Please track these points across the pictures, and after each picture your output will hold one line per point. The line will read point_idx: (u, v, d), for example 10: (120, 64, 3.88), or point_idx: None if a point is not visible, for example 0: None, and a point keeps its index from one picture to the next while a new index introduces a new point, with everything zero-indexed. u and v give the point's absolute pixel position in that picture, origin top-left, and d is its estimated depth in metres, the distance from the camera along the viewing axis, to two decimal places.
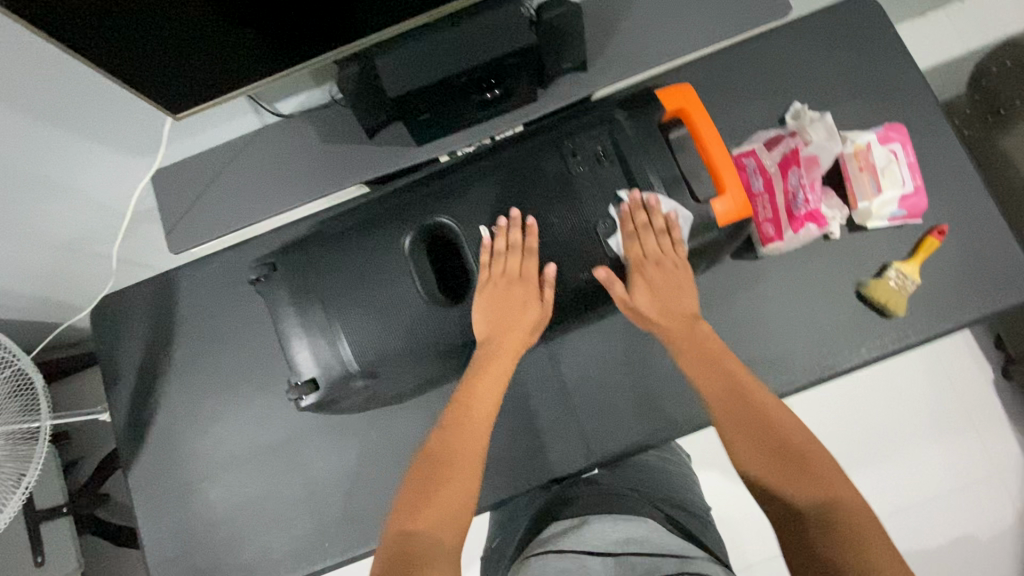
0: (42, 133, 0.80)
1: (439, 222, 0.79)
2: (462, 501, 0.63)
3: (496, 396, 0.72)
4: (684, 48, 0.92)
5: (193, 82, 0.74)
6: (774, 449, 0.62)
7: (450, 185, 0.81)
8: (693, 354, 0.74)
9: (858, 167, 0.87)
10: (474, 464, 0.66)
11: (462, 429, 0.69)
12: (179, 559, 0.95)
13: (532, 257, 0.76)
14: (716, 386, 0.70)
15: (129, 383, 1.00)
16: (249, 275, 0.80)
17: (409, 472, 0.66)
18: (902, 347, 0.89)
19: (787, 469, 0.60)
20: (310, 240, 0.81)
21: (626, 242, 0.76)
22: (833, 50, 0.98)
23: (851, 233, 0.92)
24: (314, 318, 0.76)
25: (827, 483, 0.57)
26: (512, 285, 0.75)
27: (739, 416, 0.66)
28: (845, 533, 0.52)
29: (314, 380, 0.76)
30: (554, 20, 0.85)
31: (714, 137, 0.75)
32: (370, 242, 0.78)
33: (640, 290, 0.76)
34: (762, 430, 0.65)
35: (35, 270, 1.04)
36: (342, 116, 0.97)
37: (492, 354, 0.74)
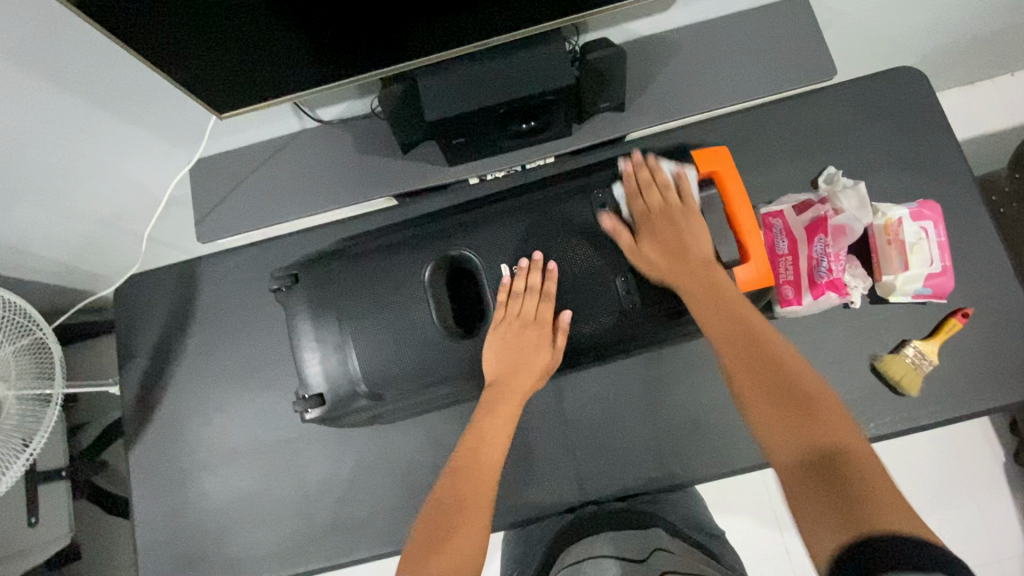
0: (93, 116, 0.83)
1: (460, 254, 0.80)
2: (474, 548, 0.63)
3: (504, 440, 0.74)
4: (722, 100, 0.93)
5: (241, 85, 0.76)
6: (780, 389, 0.58)
7: (476, 218, 0.82)
8: (703, 295, 0.70)
9: (886, 241, 0.86)
10: (484, 510, 0.67)
11: (472, 476, 0.70)
12: (166, 543, 0.96)
13: (549, 301, 0.76)
14: (726, 328, 0.66)
15: (142, 362, 1.02)
16: (270, 282, 0.82)
17: (420, 519, 0.67)
18: (911, 427, 0.87)
19: (790, 413, 0.56)
20: (333, 255, 0.82)
21: (632, 201, 0.79)
22: (874, 118, 0.97)
23: (872, 306, 0.91)
24: (329, 334, 0.78)
25: (833, 432, 0.53)
26: (527, 328, 0.76)
27: (750, 360, 0.62)
28: (845, 483, 0.48)
29: (321, 393, 0.78)
30: (598, 62, 0.86)
31: (743, 200, 0.77)
32: (391, 265, 0.79)
33: (647, 237, 0.75)
34: (772, 377, 0.60)
35: (68, 241, 1.07)
36: (380, 130, 0.99)
37: (502, 395, 0.75)
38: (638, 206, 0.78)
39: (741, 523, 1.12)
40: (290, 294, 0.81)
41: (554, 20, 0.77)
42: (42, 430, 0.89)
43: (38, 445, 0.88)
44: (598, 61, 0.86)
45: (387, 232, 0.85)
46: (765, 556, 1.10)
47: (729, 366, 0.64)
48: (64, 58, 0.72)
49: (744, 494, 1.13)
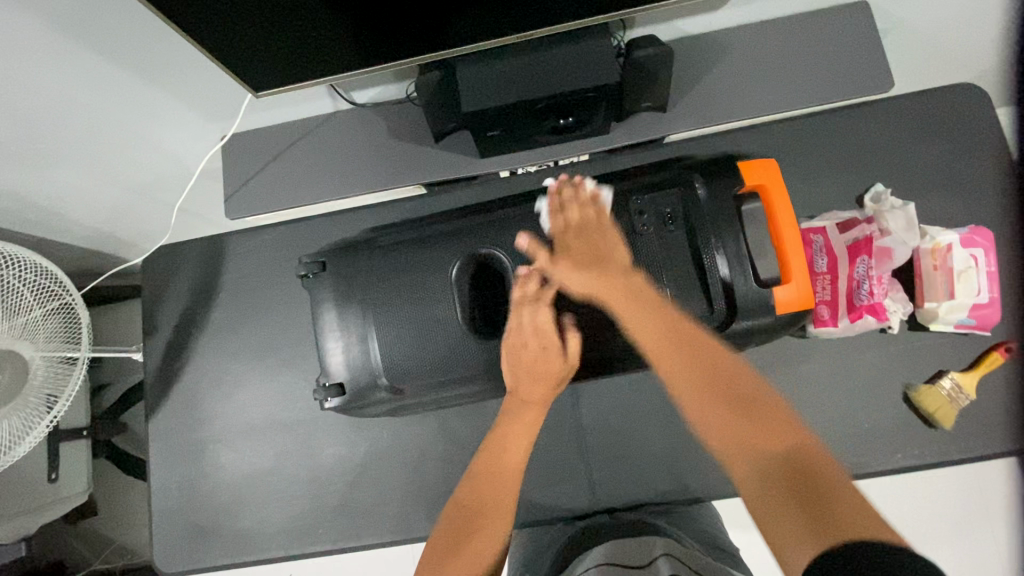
0: (132, 85, 0.84)
1: (489, 254, 0.78)
2: (492, 552, 0.64)
3: (525, 447, 0.73)
4: (770, 108, 0.89)
5: (279, 65, 0.75)
6: (714, 393, 0.57)
7: (509, 215, 0.79)
8: (630, 301, 0.67)
9: (933, 266, 0.83)
10: (503, 512, 0.68)
11: (491, 481, 0.71)
12: (180, 512, 0.98)
13: (551, 310, 0.72)
14: (660, 335, 0.63)
15: (165, 334, 1.03)
16: (298, 268, 0.82)
17: (440, 524, 0.69)
18: (940, 461, 0.84)
19: (738, 419, 0.55)
20: (362, 245, 0.81)
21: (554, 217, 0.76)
22: (928, 136, 0.93)
23: (910, 332, 0.87)
24: (353, 324, 0.77)
25: (783, 432, 0.53)
26: (531, 341, 0.72)
27: (683, 371, 0.60)
28: (806, 489, 0.48)
29: (342, 383, 0.77)
30: (643, 60, 0.82)
31: (785, 209, 0.72)
32: (418, 260, 0.77)
33: (565, 251, 0.72)
34: (707, 375, 0.59)
35: (101, 208, 1.08)
36: (414, 117, 0.98)
37: (521, 404, 0.74)
38: (558, 220, 0.76)
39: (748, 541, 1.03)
40: (317, 281, 0.80)
41: (602, 15, 0.74)
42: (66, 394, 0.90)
43: (61, 408, 0.89)
44: (645, 59, 0.82)
45: (417, 225, 0.84)
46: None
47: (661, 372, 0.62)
48: (107, 26, 0.72)
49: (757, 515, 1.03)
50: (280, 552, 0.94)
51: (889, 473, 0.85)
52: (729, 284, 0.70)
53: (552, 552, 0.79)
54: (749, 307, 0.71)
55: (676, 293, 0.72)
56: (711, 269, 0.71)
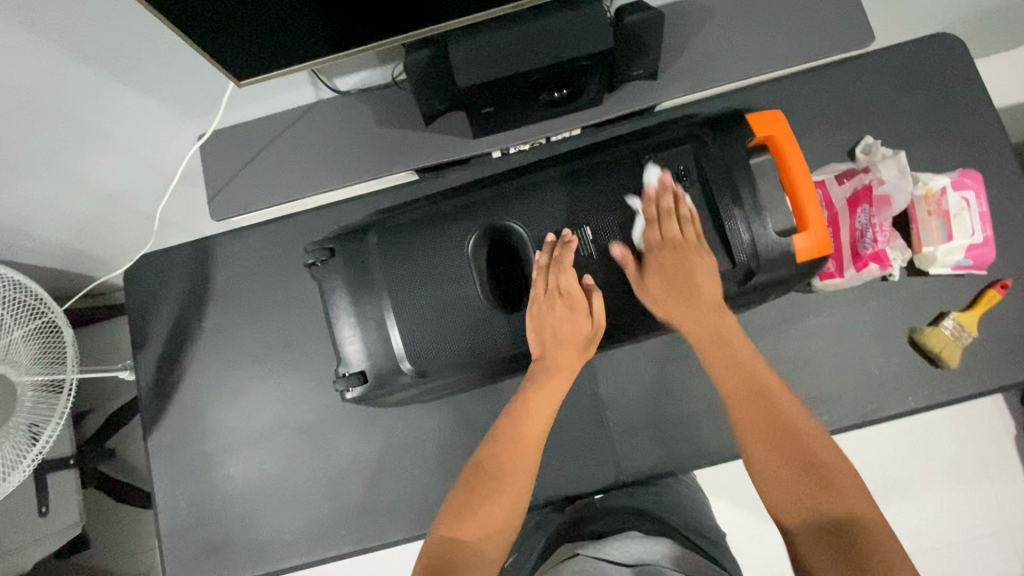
0: (100, 82, 0.78)
1: (506, 227, 0.77)
2: (505, 519, 0.64)
3: (550, 414, 0.72)
4: (760, 68, 0.90)
5: (264, 48, 0.71)
6: (785, 446, 0.60)
7: (520, 186, 0.78)
8: (722, 353, 0.69)
9: (928, 211, 0.85)
10: (522, 486, 0.67)
11: (515, 448, 0.69)
12: (191, 529, 0.94)
13: (568, 275, 0.72)
14: (742, 391, 0.66)
15: (156, 347, 0.98)
16: (305, 257, 0.79)
17: (459, 480, 0.68)
18: (950, 399, 0.86)
19: (803, 478, 0.57)
20: (370, 228, 0.78)
21: (644, 229, 0.73)
22: (909, 87, 0.95)
23: (910, 277, 0.89)
24: (370, 310, 0.75)
25: (852, 505, 0.54)
26: (557, 305, 0.73)
27: (761, 423, 0.62)
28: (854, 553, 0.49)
29: (362, 372, 0.75)
30: (634, 25, 0.80)
31: (797, 157, 0.71)
32: (433, 238, 0.76)
33: (655, 273, 0.72)
34: (784, 434, 0.61)
35: (73, 221, 1.02)
36: (401, 101, 0.95)
37: (550, 370, 0.73)
38: (652, 233, 0.72)
39: (727, 507, 1.09)
40: (326, 269, 0.78)
41: None
42: (53, 422, 0.84)
43: (48, 439, 0.83)
44: (635, 25, 0.80)
45: (423, 203, 0.82)
46: (750, 550, 1.08)
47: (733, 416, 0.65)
48: (74, 17, 0.67)
49: (732, 481, 1.10)
50: (303, 558, 0.90)
51: (902, 415, 0.87)
52: (750, 238, 0.71)
53: (552, 531, 0.79)
54: (768, 257, 0.71)
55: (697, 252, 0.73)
56: (730, 225, 0.71)
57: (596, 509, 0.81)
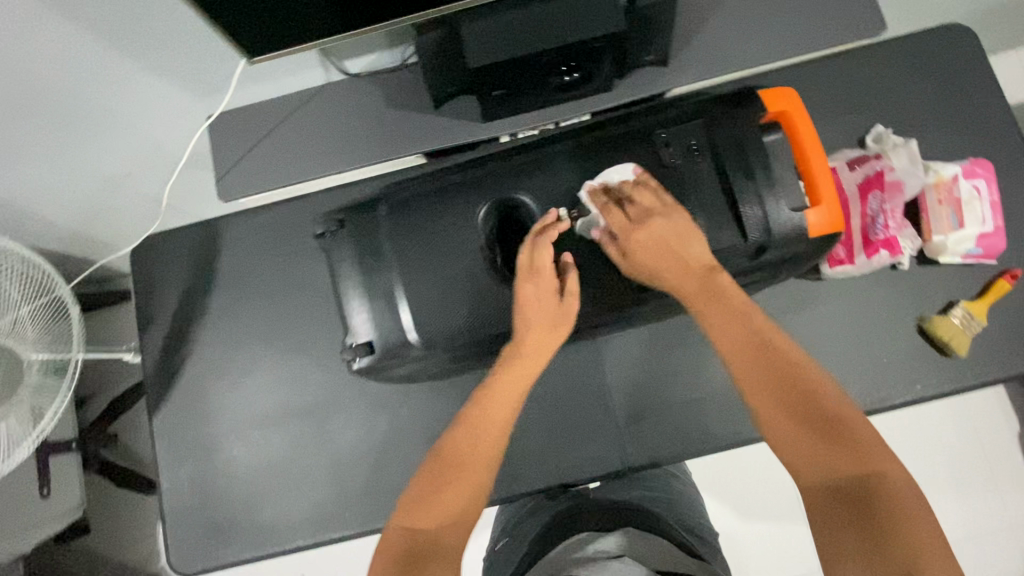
0: (107, 55, 0.77)
1: (516, 200, 0.77)
2: (465, 503, 0.63)
3: (516, 398, 0.71)
4: (771, 54, 0.89)
5: (275, 22, 0.71)
6: (790, 403, 0.59)
7: (530, 160, 0.78)
8: (712, 301, 0.68)
9: (938, 199, 0.85)
10: (483, 472, 0.66)
11: (477, 431, 0.68)
12: (194, 510, 0.93)
13: (543, 251, 0.72)
14: (749, 356, 0.63)
15: (161, 328, 0.98)
16: (315, 228, 0.80)
17: (420, 470, 0.67)
18: (959, 388, 0.86)
19: (815, 440, 0.56)
20: (380, 200, 0.79)
21: (606, 213, 0.72)
22: (921, 77, 0.95)
23: (919, 266, 0.89)
24: (379, 282, 0.75)
25: (863, 452, 0.54)
26: (528, 285, 0.71)
27: (777, 397, 0.60)
28: (864, 502, 0.50)
29: (370, 344, 0.75)
30: (645, 9, 0.82)
31: (810, 134, 0.71)
32: (443, 209, 0.76)
33: (638, 252, 0.71)
34: (787, 387, 0.60)
35: (77, 201, 1.01)
36: (411, 84, 0.95)
37: (517, 355, 0.72)
38: (612, 215, 0.72)
39: (728, 502, 1.09)
40: (335, 240, 0.78)
41: None
42: (58, 400, 0.81)
43: (52, 418, 0.80)
44: (647, 10, 0.82)
45: (433, 176, 0.82)
46: (750, 550, 1.08)
47: (741, 378, 0.63)
48: None
49: (729, 476, 1.10)
50: (306, 540, 0.90)
51: (911, 404, 0.87)
52: (762, 213, 0.70)
53: (545, 521, 0.80)
54: (780, 233, 0.70)
55: (708, 225, 0.71)
56: (742, 198, 0.70)
57: (585, 503, 0.80)
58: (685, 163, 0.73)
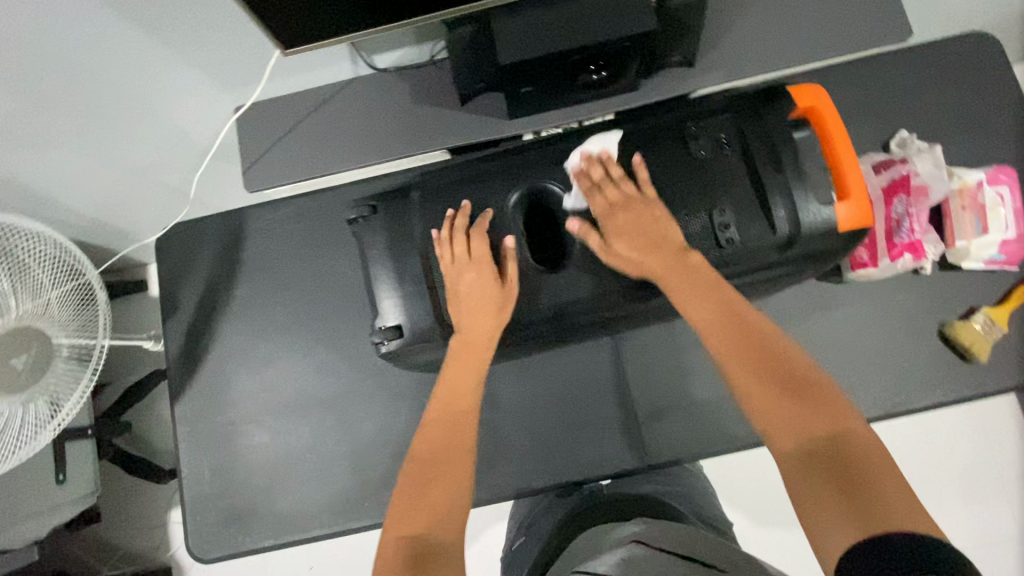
0: (142, 45, 0.78)
1: (545, 187, 0.81)
2: (454, 497, 0.60)
3: (475, 383, 0.72)
4: (798, 57, 0.90)
5: (314, 16, 0.71)
6: (764, 370, 0.58)
7: (560, 151, 0.82)
8: (687, 282, 0.68)
9: (962, 205, 0.85)
10: (463, 462, 0.64)
11: (448, 427, 0.67)
12: (214, 497, 0.94)
13: (478, 237, 0.76)
14: (724, 331, 0.62)
15: (185, 317, 0.99)
16: (347, 214, 0.82)
17: (399, 480, 0.63)
18: (980, 394, 0.86)
19: (792, 406, 0.55)
20: (414, 187, 0.82)
21: (588, 200, 0.76)
22: (945, 84, 0.95)
23: (942, 272, 0.89)
24: (410, 266, 0.78)
25: (838, 416, 0.52)
26: (464, 271, 0.76)
27: (747, 363, 0.59)
28: (841, 466, 0.49)
29: (399, 326, 0.77)
30: (678, 10, 0.81)
31: (840, 130, 0.71)
32: (476, 196, 0.80)
33: (615, 232, 0.73)
34: (761, 355, 0.59)
35: (104, 189, 1.02)
36: (438, 80, 0.96)
37: (469, 342, 0.74)
38: (594, 201, 0.76)
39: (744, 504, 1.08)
40: (366, 225, 0.81)
41: None
42: (75, 395, 0.82)
43: (66, 414, 0.81)
44: (678, 10, 0.81)
45: (463, 164, 0.84)
46: (767, 555, 1.06)
47: (718, 351, 0.62)
48: None
49: (743, 479, 1.09)
50: (325, 529, 0.91)
51: (930, 408, 0.87)
52: (791, 207, 0.71)
53: (560, 515, 0.79)
54: (809, 229, 0.71)
55: (737, 216, 0.72)
56: (771, 191, 0.71)
57: (599, 498, 0.80)
58: (713, 154, 0.74)
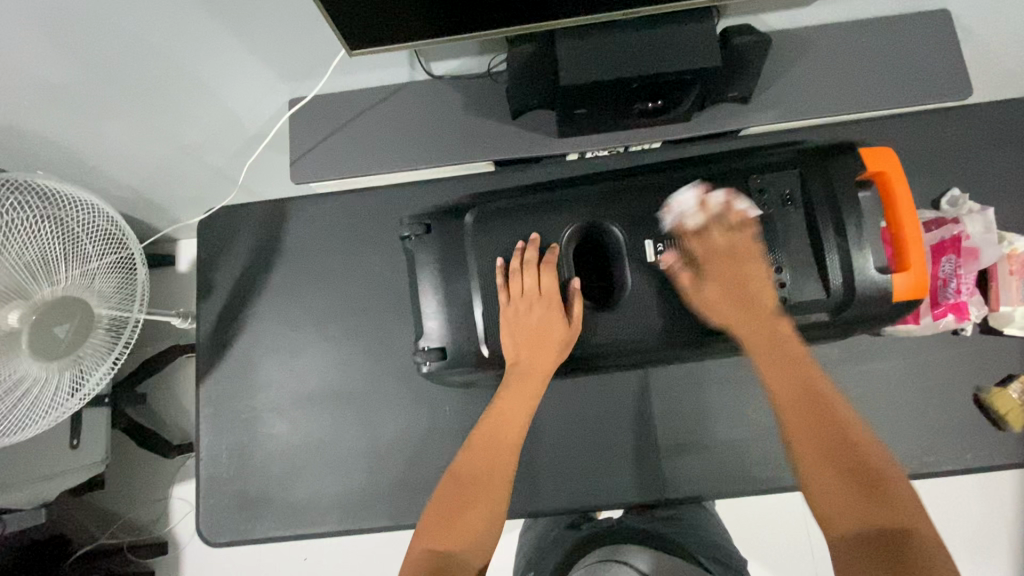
0: (216, 35, 0.78)
1: (603, 227, 0.79)
2: (487, 524, 0.64)
3: (525, 418, 0.73)
4: (858, 106, 0.89)
5: (389, 22, 0.72)
6: (833, 453, 0.60)
7: (619, 187, 0.80)
8: (772, 351, 0.69)
9: (1010, 270, 0.83)
10: (500, 494, 0.67)
11: (490, 457, 0.70)
12: (229, 481, 0.95)
13: (550, 271, 0.76)
14: (796, 400, 0.65)
15: (219, 300, 1.00)
16: (401, 229, 0.83)
17: (436, 493, 0.68)
18: (1010, 464, 0.85)
19: (857, 492, 0.57)
20: (469, 208, 0.82)
21: (691, 239, 0.75)
22: (1001, 148, 0.95)
23: (983, 335, 0.88)
24: (458, 290, 0.79)
25: (898, 510, 0.55)
26: (532, 306, 0.75)
27: (817, 440, 0.61)
28: (897, 554, 0.51)
29: (443, 349, 0.79)
30: (742, 47, 0.80)
31: (904, 197, 0.71)
32: (530, 225, 0.80)
33: (710, 282, 0.74)
34: (833, 437, 0.61)
35: (152, 165, 1.04)
36: (493, 92, 0.96)
37: (523, 375, 0.74)
38: (699, 243, 0.75)
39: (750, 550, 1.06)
40: (420, 243, 0.82)
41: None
42: (105, 366, 0.85)
43: (94, 385, 0.85)
44: (742, 47, 0.80)
45: (519, 190, 0.85)
46: None
47: (788, 428, 0.64)
48: None
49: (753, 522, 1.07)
50: (335, 527, 0.91)
51: (958, 472, 0.86)
52: (849, 271, 0.71)
53: (564, 550, 0.77)
54: (864, 292, 0.71)
55: (794, 275, 0.73)
56: (827, 251, 0.72)
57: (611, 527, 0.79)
58: (777, 210, 0.74)
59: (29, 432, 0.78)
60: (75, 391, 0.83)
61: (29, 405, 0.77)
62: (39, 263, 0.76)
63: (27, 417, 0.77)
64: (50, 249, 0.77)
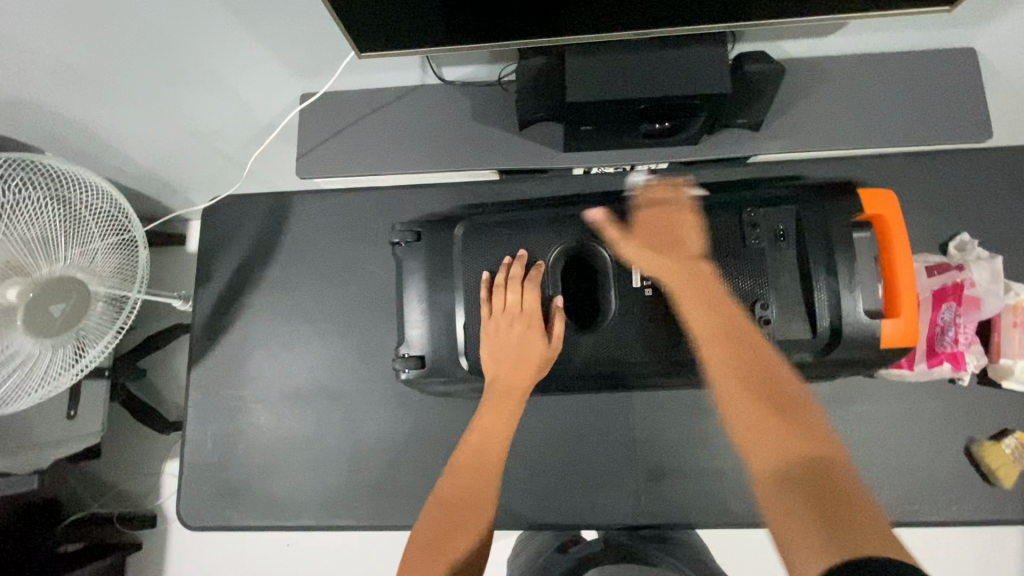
0: (228, 27, 0.78)
1: (591, 247, 0.78)
2: (473, 546, 0.66)
3: (505, 437, 0.75)
4: (871, 143, 0.88)
5: (397, 28, 0.71)
6: (765, 393, 0.63)
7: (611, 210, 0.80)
8: (698, 294, 0.70)
9: (1013, 322, 0.82)
10: (483, 514, 0.69)
11: (471, 479, 0.72)
12: (212, 467, 0.96)
13: (533, 289, 0.76)
14: (717, 338, 0.67)
15: (217, 287, 1.01)
16: (391, 235, 0.84)
17: (421, 520, 0.71)
18: (996, 520, 0.83)
19: (770, 421, 0.60)
20: (460, 220, 0.82)
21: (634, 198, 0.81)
22: (1017, 196, 0.92)
23: (980, 386, 0.86)
24: (444, 301, 0.80)
25: (812, 441, 0.58)
26: (513, 323, 0.76)
27: (741, 379, 0.64)
28: (823, 491, 0.52)
29: (422, 357, 0.80)
30: (755, 75, 0.80)
31: (901, 243, 0.71)
32: (520, 240, 0.79)
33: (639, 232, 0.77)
34: (757, 379, 0.64)
35: (163, 147, 1.05)
36: (502, 101, 0.96)
37: (502, 395, 0.76)
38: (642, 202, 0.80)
39: None
40: (409, 249, 0.83)
41: (715, 24, 0.72)
42: (105, 340, 0.88)
43: (90, 360, 0.87)
44: (754, 75, 0.80)
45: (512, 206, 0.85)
46: None
47: (713, 369, 0.66)
48: None
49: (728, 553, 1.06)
50: (310, 522, 0.92)
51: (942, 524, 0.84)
52: (838, 313, 0.70)
53: None
54: (853, 336, 0.70)
55: (780, 314, 0.72)
56: (817, 292, 0.71)
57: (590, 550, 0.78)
58: (770, 247, 0.73)
59: (21, 404, 0.79)
60: (70, 365, 0.85)
61: (22, 378, 0.79)
62: (39, 241, 0.77)
63: (21, 390, 0.79)
64: (52, 228, 0.78)
